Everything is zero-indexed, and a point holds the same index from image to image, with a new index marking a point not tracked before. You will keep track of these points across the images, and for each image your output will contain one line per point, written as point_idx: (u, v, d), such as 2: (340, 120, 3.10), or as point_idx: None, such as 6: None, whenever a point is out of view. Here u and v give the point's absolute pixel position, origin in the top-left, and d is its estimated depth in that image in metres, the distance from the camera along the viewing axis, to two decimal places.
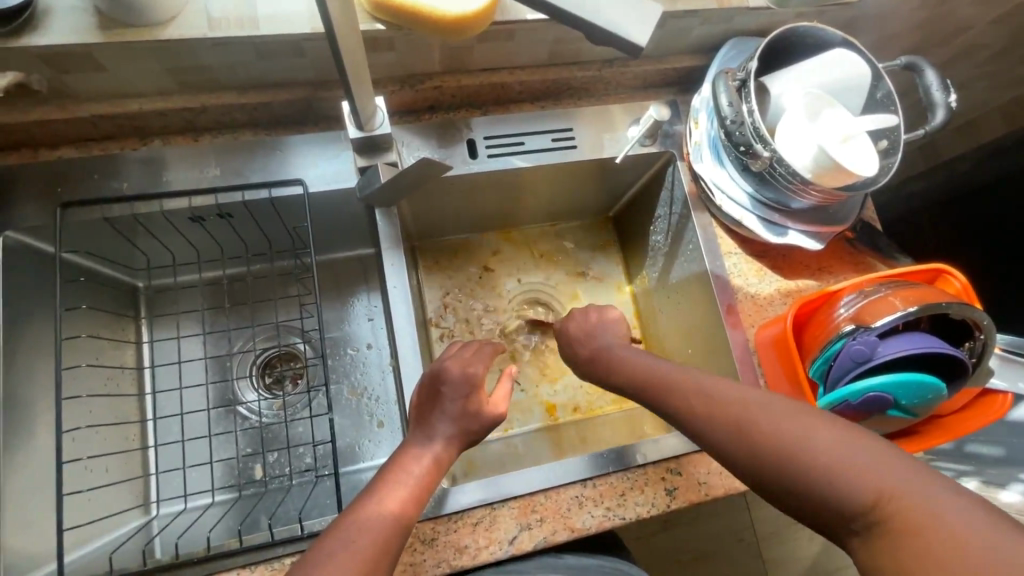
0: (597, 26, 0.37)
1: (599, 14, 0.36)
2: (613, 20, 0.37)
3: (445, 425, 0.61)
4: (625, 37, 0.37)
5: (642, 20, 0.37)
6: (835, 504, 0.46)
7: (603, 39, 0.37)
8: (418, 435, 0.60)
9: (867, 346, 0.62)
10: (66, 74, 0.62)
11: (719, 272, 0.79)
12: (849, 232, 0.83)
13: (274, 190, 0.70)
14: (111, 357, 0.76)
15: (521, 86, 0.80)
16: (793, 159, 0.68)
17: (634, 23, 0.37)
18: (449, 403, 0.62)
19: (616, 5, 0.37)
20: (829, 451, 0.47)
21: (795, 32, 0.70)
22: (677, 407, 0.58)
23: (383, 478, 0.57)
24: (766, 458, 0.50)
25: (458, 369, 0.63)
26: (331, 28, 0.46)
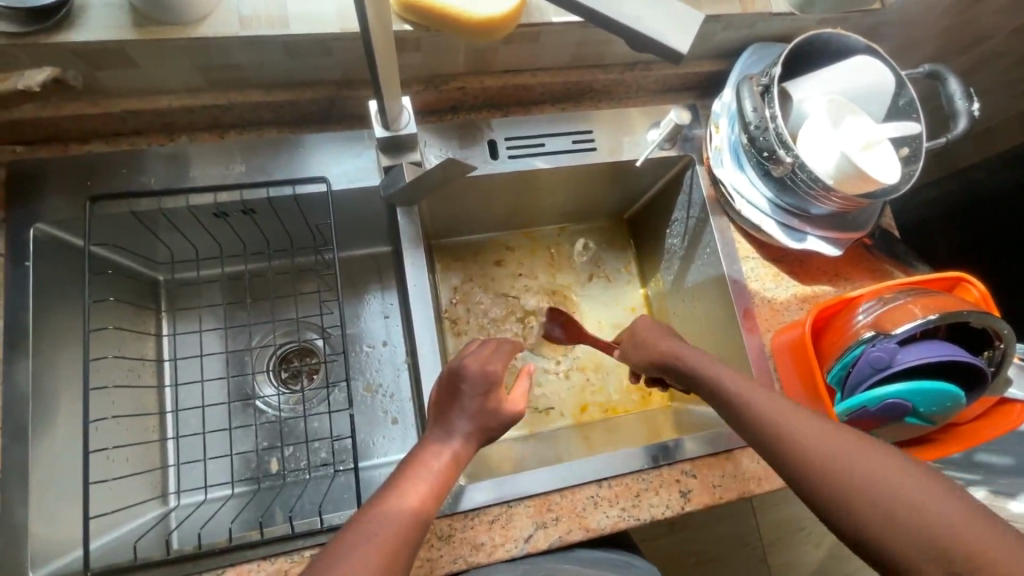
0: (638, 34, 0.37)
1: (641, 21, 0.37)
2: (655, 27, 0.37)
3: (464, 422, 0.61)
4: (665, 44, 0.37)
5: (684, 28, 0.38)
6: (917, 541, 0.45)
7: (643, 45, 0.38)
8: (438, 432, 0.61)
9: (887, 353, 0.62)
10: (98, 71, 0.63)
11: (737, 276, 0.80)
12: (867, 239, 0.83)
13: (298, 187, 0.71)
14: (134, 349, 0.77)
15: (543, 88, 0.80)
16: (816, 165, 0.68)
17: (678, 33, 0.37)
18: (470, 401, 0.62)
19: (657, 13, 0.37)
20: (904, 489, 0.46)
21: (819, 38, 0.70)
22: (772, 445, 0.54)
23: (403, 470, 0.58)
24: (837, 489, 0.49)
25: (477, 367, 0.63)
26: (367, 32, 0.47)
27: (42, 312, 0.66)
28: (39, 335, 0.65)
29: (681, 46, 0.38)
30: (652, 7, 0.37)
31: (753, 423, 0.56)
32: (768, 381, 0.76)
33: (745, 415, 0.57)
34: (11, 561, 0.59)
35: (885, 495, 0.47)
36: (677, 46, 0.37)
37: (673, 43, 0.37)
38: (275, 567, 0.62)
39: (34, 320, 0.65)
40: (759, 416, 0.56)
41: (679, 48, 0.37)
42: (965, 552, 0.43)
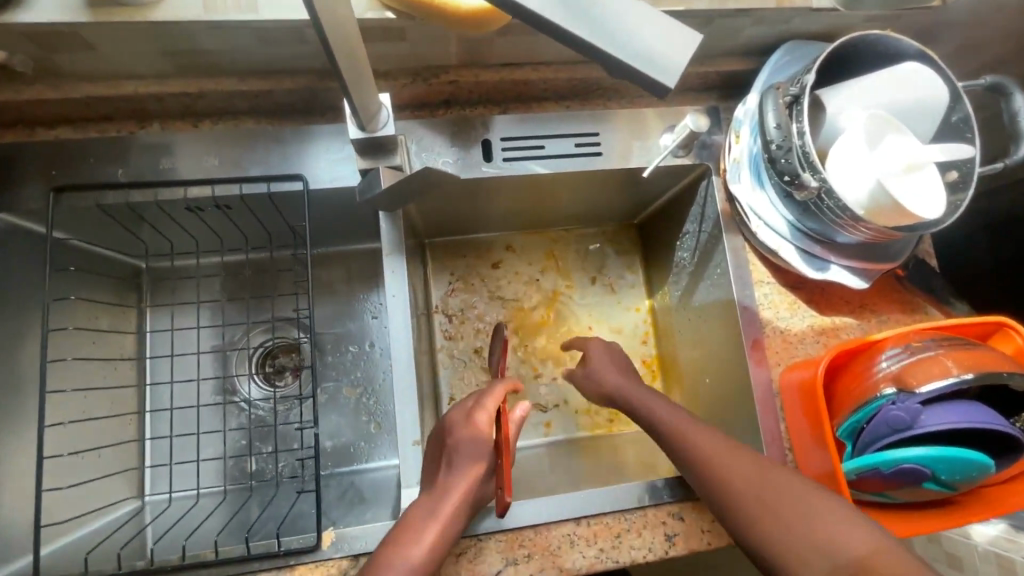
0: (616, 61, 0.30)
1: (621, 44, 0.30)
2: (639, 52, 0.30)
3: (464, 473, 0.57)
4: (647, 75, 0.30)
5: (678, 52, 0.31)
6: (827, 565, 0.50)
7: (623, 74, 0.31)
8: (433, 493, 0.56)
9: (909, 414, 0.55)
10: (56, 54, 0.58)
11: (748, 303, 0.72)
12: (900, 269, 0.75)
13: (274, 184, 0.67)
14: (109, 345, 0.74)
15: (546, 84, 0.73)
16: (845, 192, 0.59)
17: (670, 59, 0.30)
18: (467, 445, 0.57)
19: (646, 33, 0.30)
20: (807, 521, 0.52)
21: (863, 41, 0.61)
22: (789, 540, 0.52)
23: (403, 527, 0.55)
24: (755, 522, 0.55)
25: (463, 418, 0.59)
26: (321, 37, 0.41)
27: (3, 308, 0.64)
28: None
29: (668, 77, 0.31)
30: (639, 24, 0.30)
31: (767, 511, 0.54)
32: (774, 420, 0.70)
33: (756, 505, 0.55)
34: None
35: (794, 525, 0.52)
36: (664, 78, 0.30)
37: (660, 74, 0.30)
38: None
39: None
40: (776, 506, 0.54)
41: (667, 81, 0.30)
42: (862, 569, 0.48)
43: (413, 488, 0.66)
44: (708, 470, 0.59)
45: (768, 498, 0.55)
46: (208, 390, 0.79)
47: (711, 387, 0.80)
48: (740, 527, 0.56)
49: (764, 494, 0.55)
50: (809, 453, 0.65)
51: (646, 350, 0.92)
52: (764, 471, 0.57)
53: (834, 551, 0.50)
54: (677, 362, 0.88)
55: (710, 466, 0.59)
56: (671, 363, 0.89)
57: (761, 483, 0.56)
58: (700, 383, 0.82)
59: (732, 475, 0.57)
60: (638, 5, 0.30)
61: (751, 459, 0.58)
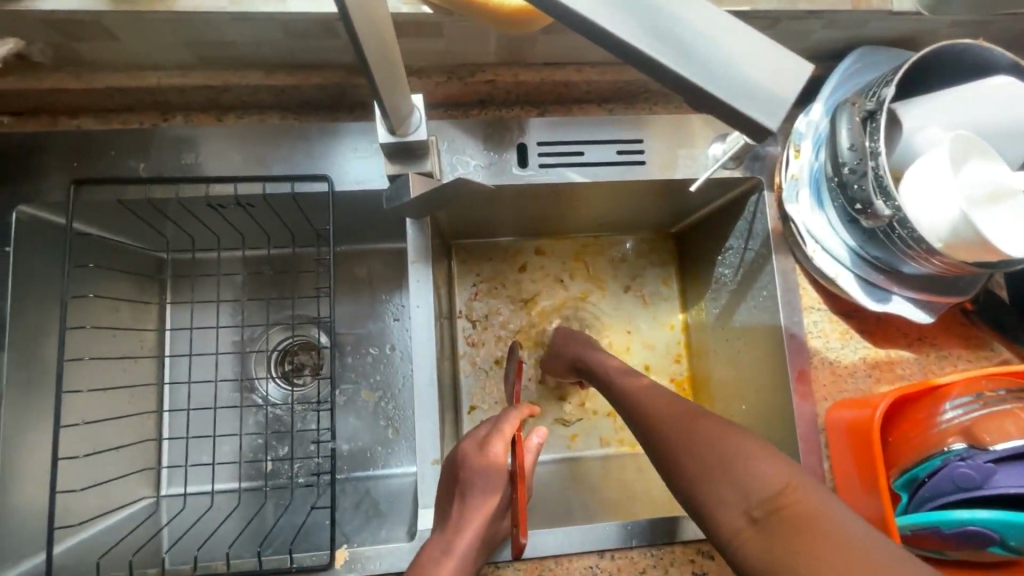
0: (707, 94, 0.26)
1: (716, 75, 0.26)
2: (734, 83, 0.26)
3: (475, 512, 0.55)
4: (745, 112, 0.26)
5: (783, 86, 0.27)
6: (744, 493, 0.46)
7: (714, 108, 0.27)
8: (449, 531, 0.55)
9: (978, 472, 0.50)
10: (76, 42, 0.55)
11: (796, 330, 0.67)
12: (968, 302, 0.69)
13: (297, 184, 0.63)
14: (126, 340, 0.72)
15: (588, 85, 0.68)
16: (918, 216, 0.53)
17: (775, 93, 0.27)
18: (478, 479, 0.56)
19: (746, 62, 0.26)
20: (735, 449, 0.49)
21: (951, 51, 0.54)
22: (709, 483, 0.49)
23: (418, 565, 0.54)
24: (681, 456, 0.52)
25: (476, 448, 0.58)
26: (354, 41, 0.38)
27: (24, 302, 0.62)
28: (16, 324, 0.61)
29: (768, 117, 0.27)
30: (738, 49, 0.27)
31: (689, 453, 0.51)
32: (817, 458, 0.65)
33: (684, 451, 0.52)
34: None
35: (721, 453, 0.49)
36: (766, 119, 0.26)
37: (760, 110, 0.26)
38: None
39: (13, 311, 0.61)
40: (701, 450, 0.51)
41: (768, 121, 0.27)
42: (778, 497, 0.44)
43: (430, 508, 0.64)
44: (653, 428, 0.57)
45: (694, 444, 0.52)
46: (225, 388, 0.78)
47: (748, 415, 0.75)
48: (672, 480, 0.53)
49: (692, 439, 0.52)
50: (852, 497, 0.60)
51: (678, 369, 0.88)
52: (696, 419, 0.54)
53: (750, 490, 0.46)
54: (710, 383, 0.83)
55: (654, 423, 0.57)
56: (704, 384, 0.84)
57: (692, 426, 0.53)
58: (735, 409, 0.78)
59: (668, 428, 0.55)
60: (734, 31, 0.27)
61: (689, 410, 0.55)
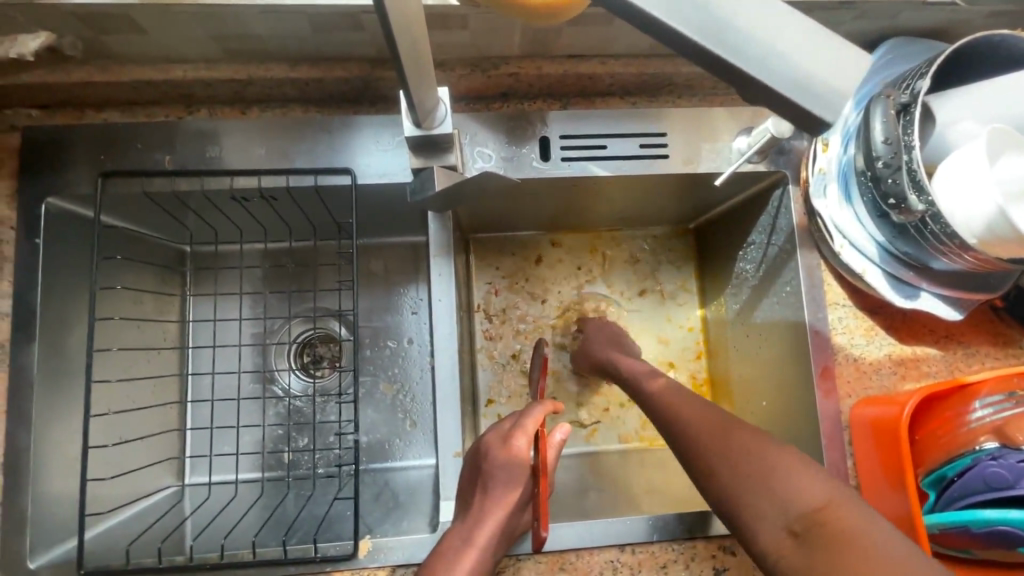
0: (766, 88, 0.27)
1: (775, 67, 0.27)
2: (792, 77, 0.27)
3: (498, 504, 0.55)
4: (806, 106, 0.27)
5: (842, 78, 0.27)
6: (782, 505, 0.47)
7: (771, 100, 0.28)
8: (469, 520, 0.55)
9: (1011, 472, 0.50)
10: (105, 35, 0.56)
11: (819, 326, 0.66)
12: (998, 298, 0.68)
13: (320, 177, 0.64)
14: (150, 333, 0.73)
15: (612, 78, 0.68)
16: (952, 211, 0.52)
17: (836, 86, 0.27)
18: (509, 469, 0.57)
19: (808, 54, 0.27)
20: (773, 458, 0.50)
21: (987, 42, 0.53)
22: (744, 496, 0.50)
23: (437, 555, 0.54)
24: (711, 465, 0.53)
25: (500, 441, 0.58)
26: (388, 39, 0.38)
27: (52, 292, 0.63)
28: (46, 314, 0.62)
29: (826, 112, 0.28)
30: (801, 42, 0.27)
31: (721, 461, 0.52)
32: (840, 454, 0.65)
33: (719, 460, 0.52)
34: (10, 548, 0.59)
35: (757, 465, 0.50)
36: (827, 113, 0.27)
37: (818, 103, 0.27)
38: None
39: (43, 302, 0.62)
40: (736, 460, 0.51)
41: (828, 115, 0.28)
42: (819, 513, 0.45)
43: (452, 500, 0.64)
44: (689, 433, 0.56)
45: (729, 456, 0.52)
46: (247, 379, 0.79)
47: (768, 411, 0.74)
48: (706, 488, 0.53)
49: (726, 452, 0.52)
50: (877, 495, 0.60)
51: (696, 368, 0.87)
52: (730, 431, 0.54)
53: (789, 503, 0.47)
54: (729, 380, 0.82)
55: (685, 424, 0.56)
56: (722, 379, 0.84)
57: (723, 434, 0.54)
58: (755, 405, 0.77)
59: (706, 439, 0.55)
60: (792, 25, 0.28)
61: (710, 422, 0.55)
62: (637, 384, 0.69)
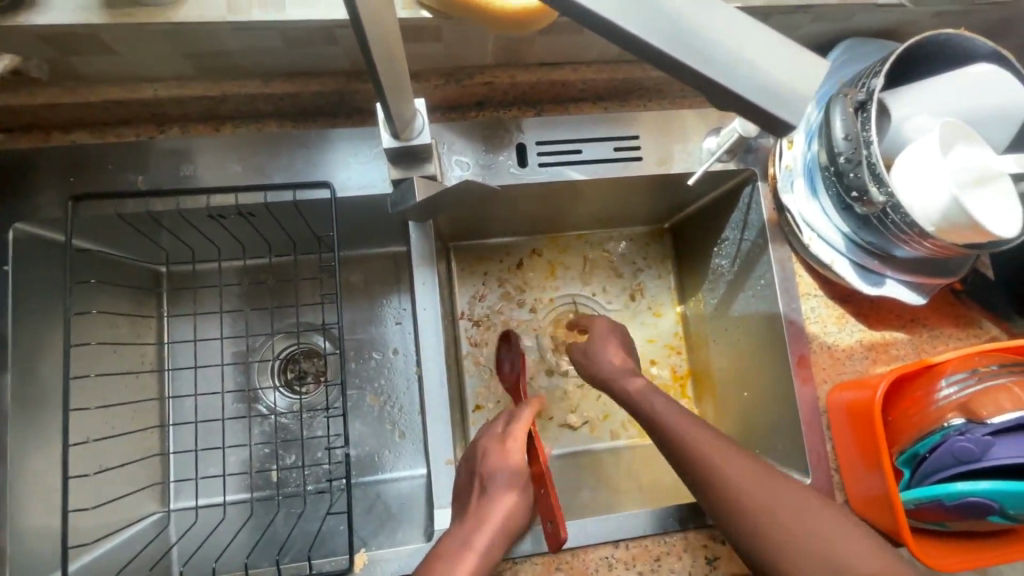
0: (732, 92, 0.29)
1: (739, 75, 0.29)
2: (754, 84, 0.29)
3: (500, 501, 0.56)
4: (769, 110, 0.29)
5: (802, 84, 0.29)
6: (813, 554, 0.48)
7: (734, 106, 0.29)
8: (470, 521, 0.55)
9: (976, 446, 0.52)
10: (72, 56, 0.55)
11: (794, 316, 0.69)
12: (958, 282, 0.71)
13: (299, 192, 0.63)
14: (129, 357, 0.72)
15: (584, 84, 0.69)
16: (911, 203, 0.55)
17: (797, 91, 0.29)
18: (499, 472, 0.58)
19: (771, 61, 0.29)
20: (793, 506, 0.51)
21: (934, 40, 0.57)
22: (778, 547, 0.50)
23: (433, 555, 0.53)
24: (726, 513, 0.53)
25: (497, 444, 0.61)
26: (365, 52, 0.39)
27: (25, 319, 0.61)
28: (18, 342, 0.60)
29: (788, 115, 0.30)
30: (766, 51, 0.29)
31: (739, 504, 0.52)
32: (820, 439, 0.67)
33: (741, 506, 0.52)
34: None
35: (779, 515, 0.51)
36: (789, 117, 0.29)
37: (780, 108, 0.29)
38: None
39: (14, 330, 0.60)
40: (758, 508, 0.52)
41: (790, 119, 0.29)
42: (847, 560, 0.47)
43: (446, 508, 0.64)
44: None
45: (745, 502, 0.52)
46: (230, 399, 0.77)
47: (749, 401, 0.76)
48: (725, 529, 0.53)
49: (747, 494, 0.53)
50: (856, 475, 0.63)
51: (677, 362, 0.89)
52: (751, 476, 0.54)
53: (820, 553, 0.48)
54: (711, 373, 0.84)
55: (699, 450, 0.57)
56: (705, 373, 0.86)
57: (735, 476, 0.54)
58: (736, 397, 0.79)
59: (717, 479, 0.54)
60: (755, 36, 0.29)
61: (720, 445, 0.57)
62: (616, 388, 0.70)
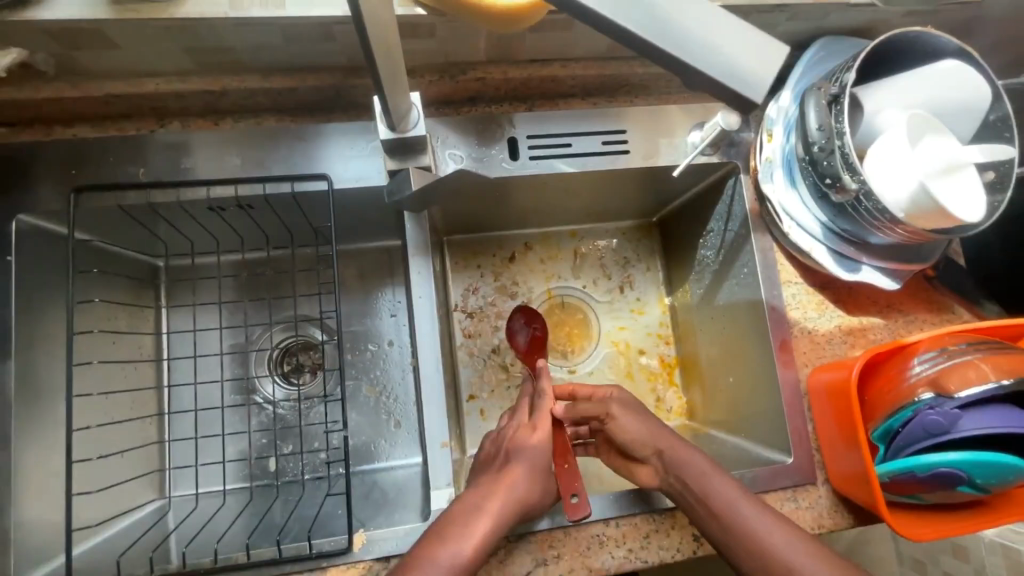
0: (705, 75, 0.32)
1: (711, 60, 0.31)
2: (724, 67, 0.31)
3: (518, 471, 0.59)
4: (738, 91, 0.32)
5: (767, 67, 0.32)
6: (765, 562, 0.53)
7: (708, 89, 0.32)
8: (484, 487, 0.58)
9: (945, 418, 0.55)
10: (76, 51, 0.57)
11: (776, 302, 0.72)
12: (930, 269, 0.74)
13: (297, 184, 0.65)
14: (128, 347, 0.73)
15: (573, 80, 0.72)
16: (884, 190, 0.58)
17: (762, 75, 0.32)
18: (525, 448, 0.61)
19: (739, 46, 0.32)
20: (752, 521, 0.55)
21: (903, 38, 0.60)
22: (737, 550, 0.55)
23: (445, 519, 0.55)
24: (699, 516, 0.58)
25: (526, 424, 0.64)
26: (364, 43, 0.41)
27: (27, 308, 0.63)
28: (22, 331, 0.62)
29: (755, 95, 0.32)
30: (734, 38, 0.32)
31: (708, 511, 0.57)
32: (801, 419, 0.70)
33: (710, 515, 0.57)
34: None
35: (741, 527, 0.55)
36: (755, 96, 0.32)
37: (746, 88, 0.32)
38: None
39: (18, 319, 0.62)
40: (723, 518, 0.56)
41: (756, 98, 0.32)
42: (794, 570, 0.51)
43: (443, 489, 0.66)
44: None
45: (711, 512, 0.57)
46: (229, 390, 0.79)
47: (734, 386, 0.79)
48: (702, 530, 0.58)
49: (714, 506, 0.57)
50: (836, 454, 0.65)
51: (666, 351, 0.91)
52: (719, 491, 0.57)
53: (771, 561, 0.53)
54: (698, 362, 0.87)
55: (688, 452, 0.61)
56: (692, 361, 0.88)
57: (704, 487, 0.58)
58: (721, 383, 0.82)
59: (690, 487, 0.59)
60: (724, 22, 0.32)
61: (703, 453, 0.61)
62: None
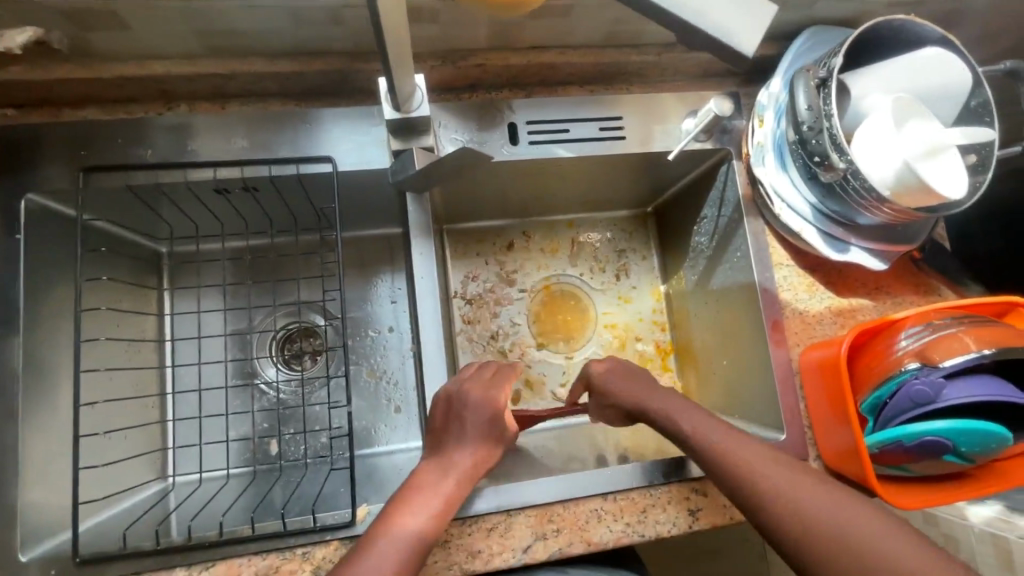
0: (702, 34, 0.38)
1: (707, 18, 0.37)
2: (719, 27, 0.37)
3: (471, 439, 0.61)
4: (728, 46, 0.38)
5: (754, 25, 0.38)
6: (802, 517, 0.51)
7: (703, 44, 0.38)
8: (437, 458, 0.61)
9: (931, 388, 0.57)
10: (88, 32, 0.58)
11: (768, 284, 0.74)
12: (916, 251, 0.77)
13: (303, 166, 0.67)
14: (133, 329, 0.74)
15: (570, 67, 0.74)
16: (869, 171, 0.61)
17: (749, 32, 0.38)
18: (478, 414, 0.62)
19: (728, 13, 0.37)
20: (781, 480, 0.54)
21: (888, 25, 0.62)
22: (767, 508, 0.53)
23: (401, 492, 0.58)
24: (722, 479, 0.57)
25: (480, 388, 0.64)
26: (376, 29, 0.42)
27: (36, 285, 0.64)
28: (31, 306, 0.63)
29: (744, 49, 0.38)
30: (727, 14, 0.37)
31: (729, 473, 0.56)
32: (793, 397, 0.72)
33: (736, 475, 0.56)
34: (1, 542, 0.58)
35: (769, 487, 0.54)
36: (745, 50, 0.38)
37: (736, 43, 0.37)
38: (265, 563, 0.61)
39: (27, 296, 0.63)
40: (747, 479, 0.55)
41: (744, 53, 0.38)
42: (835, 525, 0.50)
43: None
44: None
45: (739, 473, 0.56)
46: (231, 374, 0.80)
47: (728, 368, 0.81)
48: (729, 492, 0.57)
49: (740, 467, 0.56)
50: (827, 429, 0.67)
51: (661, 337, 0.93)
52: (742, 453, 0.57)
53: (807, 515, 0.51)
54: (693, 346, 0.89)
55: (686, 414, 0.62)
56: (687, 346, 0.90)
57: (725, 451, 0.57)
58: (716, 365, 0.84)
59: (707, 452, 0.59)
60: None
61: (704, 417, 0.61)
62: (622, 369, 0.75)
